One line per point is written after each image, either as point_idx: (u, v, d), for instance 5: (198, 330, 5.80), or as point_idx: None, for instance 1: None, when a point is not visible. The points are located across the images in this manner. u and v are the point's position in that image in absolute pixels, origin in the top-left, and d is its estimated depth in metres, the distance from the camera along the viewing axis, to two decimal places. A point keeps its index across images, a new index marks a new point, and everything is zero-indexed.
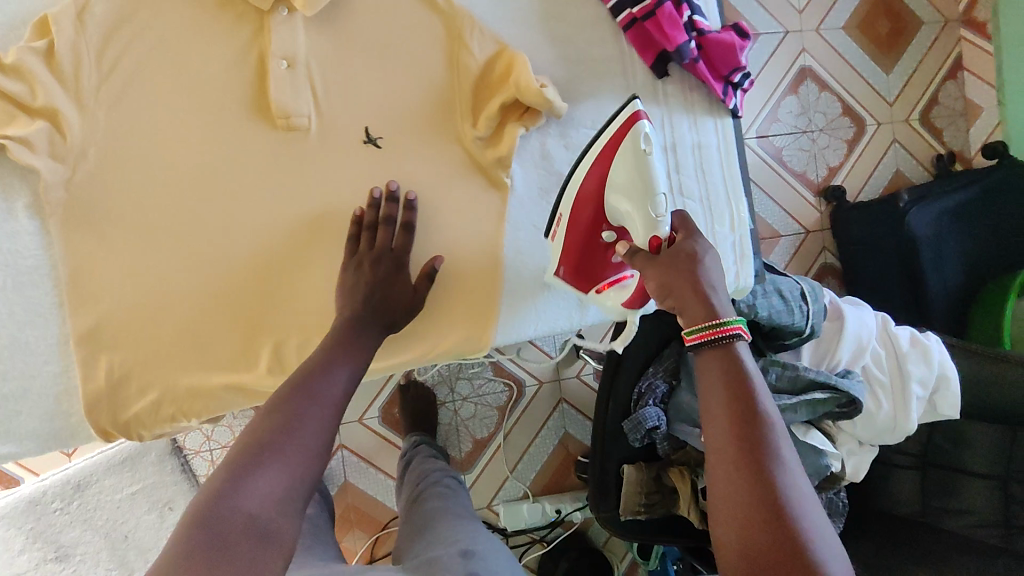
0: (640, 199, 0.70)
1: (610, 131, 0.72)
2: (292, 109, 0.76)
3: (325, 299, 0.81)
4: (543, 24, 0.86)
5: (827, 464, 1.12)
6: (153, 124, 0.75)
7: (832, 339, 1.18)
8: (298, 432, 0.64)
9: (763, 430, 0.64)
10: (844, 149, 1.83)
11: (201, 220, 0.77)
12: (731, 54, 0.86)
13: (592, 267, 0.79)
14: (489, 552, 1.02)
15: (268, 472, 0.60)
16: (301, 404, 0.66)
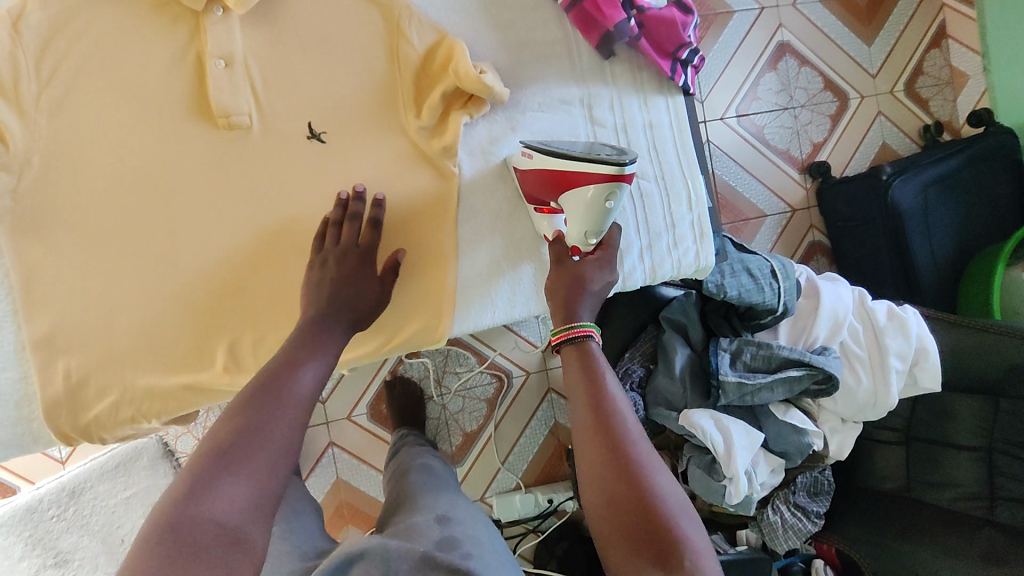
0: (581, 223, 0.75)
1: (594, 164, 0.71)
2: (232, 108, 0.77)
3: (277, 296, 0.79)
4: (484, 11, 0.86)
5: (810, 443, 1.11)
6: (95, 130, 0.75)
7: (809, 316, 1.16)
8: (269, 433, 0.61)
9: (620, 418, 0.67)
10: (828, 124, 1.81)
11: (148, 222, 0.77)
12: (674, 32, 0.85)
13: (539, 197, 0.81)
14: (465, 517, 1.06)
15: (235, 475, 0.57)
16: (271, 405, 0.63)
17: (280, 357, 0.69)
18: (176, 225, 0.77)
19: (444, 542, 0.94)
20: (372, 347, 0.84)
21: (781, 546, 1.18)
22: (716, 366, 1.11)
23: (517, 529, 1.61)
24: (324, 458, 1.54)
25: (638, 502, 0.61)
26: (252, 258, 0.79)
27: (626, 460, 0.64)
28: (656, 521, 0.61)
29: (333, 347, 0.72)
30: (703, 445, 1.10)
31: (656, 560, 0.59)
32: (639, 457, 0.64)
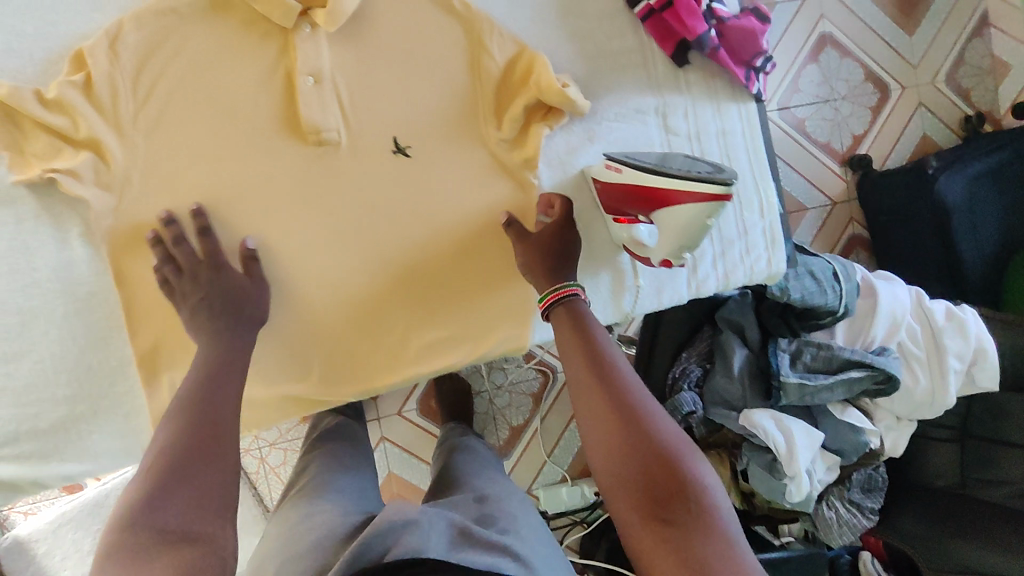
0: (675, 240, 0.74)
1: (693, 185, 0.69)
2: (322, 124, 0.78)
3: (369, 308, 0.83)
4: (561, 22, 0.86)
5: (866, 441, 1.13)
6: (189, 148, 0.76)
7: (866, 317, 1.17)
8: (212, 445, 0.66)
9: (614, 369, 0.72)
10: (869, 116, 1.80)
11: (243, 239, 0.79)
12: (752, 40, 0.84)
13: (622, 206, 0.80)
14: (501, 493, 1.08)
15: (189, 485, 0.62)
16: (203, 422, 0.67)
17: (194, 371, 0.72)
18: (271, 242, 0.79)
19: (481, 519, 0.99)
20: (462, 357, 0.85)
21: (835, 540, 1.21)
22: (776, 367, 1.12)
23: (565, 521, 1.64)
24: (376, 453, 1.58)
25: (640, 443, 0.66)
26: (345, 272, 0.82)
27: (618, 401, 0.69)
28: (660, 454, 0.65)
29: (242, 352, 0.75)
30: (764, 445, 1.12)
31: (658, 496, 0.63)
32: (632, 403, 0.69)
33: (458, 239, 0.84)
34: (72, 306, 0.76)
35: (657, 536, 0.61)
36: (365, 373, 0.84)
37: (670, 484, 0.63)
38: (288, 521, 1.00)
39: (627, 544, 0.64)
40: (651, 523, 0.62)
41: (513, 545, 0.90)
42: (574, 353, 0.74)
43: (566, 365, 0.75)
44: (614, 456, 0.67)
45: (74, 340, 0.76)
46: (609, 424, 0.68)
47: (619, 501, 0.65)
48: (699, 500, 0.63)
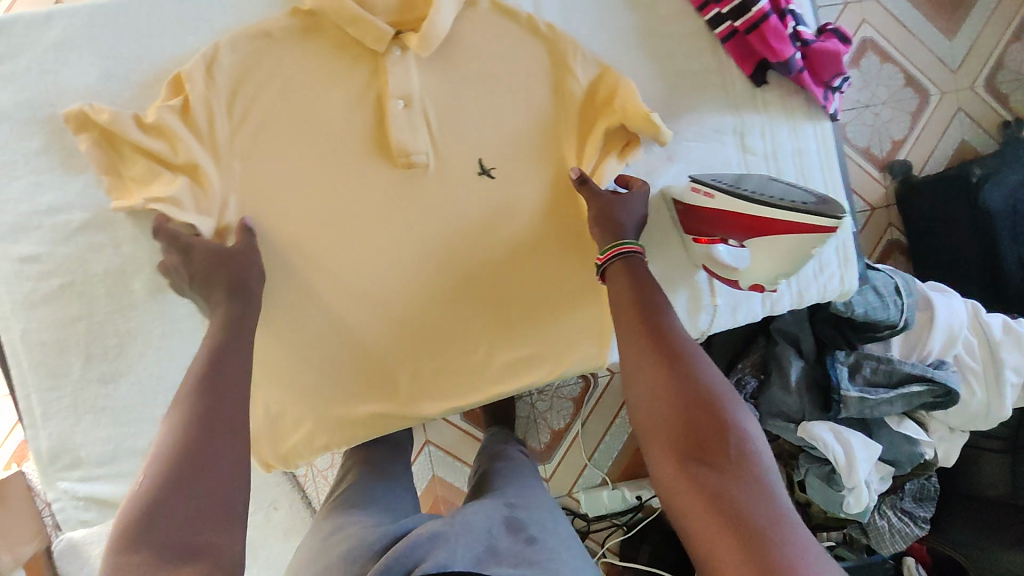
0: (774, 267, 0.77)
1: (798, 217, 0.71)
2: (411, 147, 0.78)
3: (451, 325, 0.84)
4: (642, 42, 0.87)
5: (921, 453, 1.15)
6: (281, 171, 0.76)
7: (922, 330, 1.18)
8: (222, 444, 0.59)
9: (667, 322, 0.70)
10: (910, 121, 1.76)
11: (334, 262, 0.79)
12: (835, 62, 0.85)
13: (707, 227, 0.80)
14: (532, 503, 0.99)
15: (194, 493, 0.55)
16: (214, 410, 0.61)
17: (198, 367, 0.65)
18: (358, 264, 0.80)
19: (510, 526, 0.90)
20: (541, 376, 0.85)
21: (886, 549, 1.23)
22: (836, 381, 1.14)
23: (606, 525, 1.66)
24: (420, 456, 1.59)
25: (685, 392, 0.64)
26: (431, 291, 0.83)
27: (666, 352, 0.68)
28: (701, 396, 0.63)
29: (246, 350, 0.69)
30: (823, 457, 1.14)
31: (700, 444, 0.60)
32: (681, 354, 0.67)
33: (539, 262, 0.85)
34: (170, 327, 0.77)
35: (690, 473, 0.59)
36: (444, 393, 0.84)
37: (709, 425, 0.61)
38: (324, 535, 0.93)
39: (658, 485, 0.62)
40: (685, 462, 0.60)
41: (540, 558, 0.82)
42: (625, 304, 0.73)
43: (617, 317, 0.74)
44: (656, 400, 0.65)
45: (172, 360, 0.77)
46: (655, 372, 0.67)
47: (654, 442, 0.64)
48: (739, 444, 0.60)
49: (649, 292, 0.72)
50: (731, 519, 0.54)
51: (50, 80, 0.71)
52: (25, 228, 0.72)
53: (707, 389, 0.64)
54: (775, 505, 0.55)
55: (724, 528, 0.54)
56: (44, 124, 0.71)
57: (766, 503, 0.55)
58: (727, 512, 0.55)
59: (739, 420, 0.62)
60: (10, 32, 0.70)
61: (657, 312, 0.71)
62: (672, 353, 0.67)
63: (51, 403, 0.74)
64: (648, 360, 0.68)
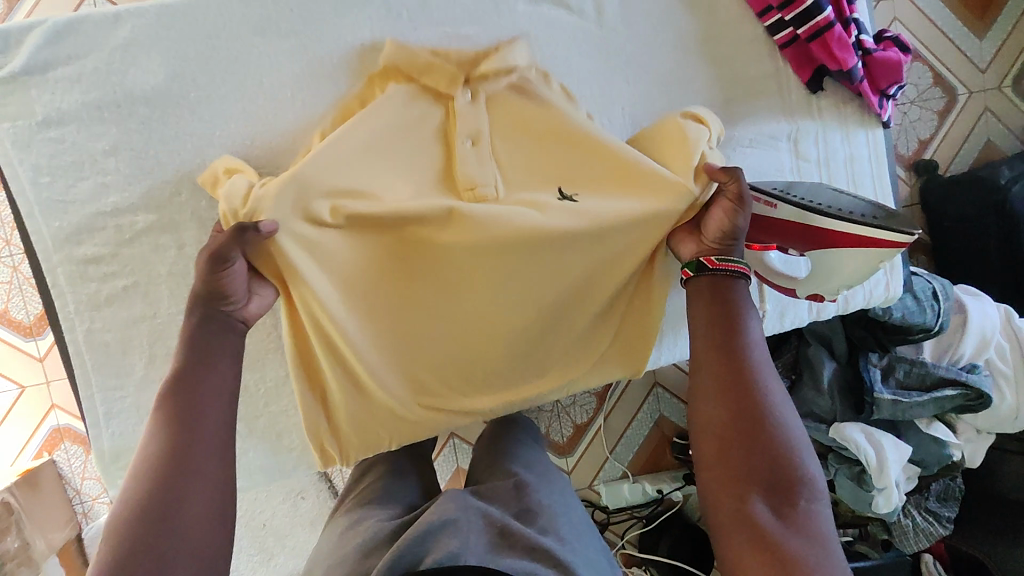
0: (835, 277, 0.79)
1: (870, 233, 0.72)
2: (478, 179, 0.73)
3: (515, 336, 0.78)
4: (702, 48, 0.86)
5: (949, 454, 1.16)
6: (340, 183, 0.69)
7: (956, 333, 1.18)
8: (195, 488, 0.57)
9: (747, 347, 0.67)
10: (936, 120, 1.72)
11: (400, 268, 0.75)
12: (896, 72, 0.85)
13: (766, 234, 0.78)
14: (549, 477, 0.90)
15: (168, 546, 0.53)
16: (186, 442, 0.59)
17: (167, 389, 0.62)
18: (420, 273, 0.75)
19: (523, 513, 0.81)
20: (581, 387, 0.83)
21: (910, 548, 1.24)
22: (869, 382, 1.15)
23: (625, 517, 1.67)
24: (445, 447, 1.60)
25: (755, 431, 0.62)
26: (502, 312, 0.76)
27: (741, 383, 0.64)
28: (768, 439, 0.61)
29: (222, 359, 0.65)
30: (853, 457, 1.15)
31: (766, 488, 0.60)
32: (758, 387, 0.64)
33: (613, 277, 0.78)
34: None
35: (749, 518, 0.59)
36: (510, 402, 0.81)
37: (772, 471, 0.60)
38: (337, 530, 0.82)
39: (710, 518, 0.62)
40: (743, 504, 0.60)
41: (559, 548, 0.74)
42: (701, 322, 0.69)
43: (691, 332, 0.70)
44: (722, 432, 0.63)
45: None
46: (728, 404, 0.64)
47: (712, 477, 0.63)
48: (797, 496, 0.59)
49: (732, 309, 0.68)
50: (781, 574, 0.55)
51: (117, 81, 0.71)
52: (90, 229, 0.72)
53: (779, 429, 0.62)
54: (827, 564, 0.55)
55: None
56: (112, 124, 0.71)
57: (818, 562, 0.55)
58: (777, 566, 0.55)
59: (807, 468, 0.60)
60: (77, 31, 0.69)
61: (737, 336, 0.67)
62: (746, 385, 0.64)
63: (113, 403, 0.75)
64: (721, 388, 0.65)
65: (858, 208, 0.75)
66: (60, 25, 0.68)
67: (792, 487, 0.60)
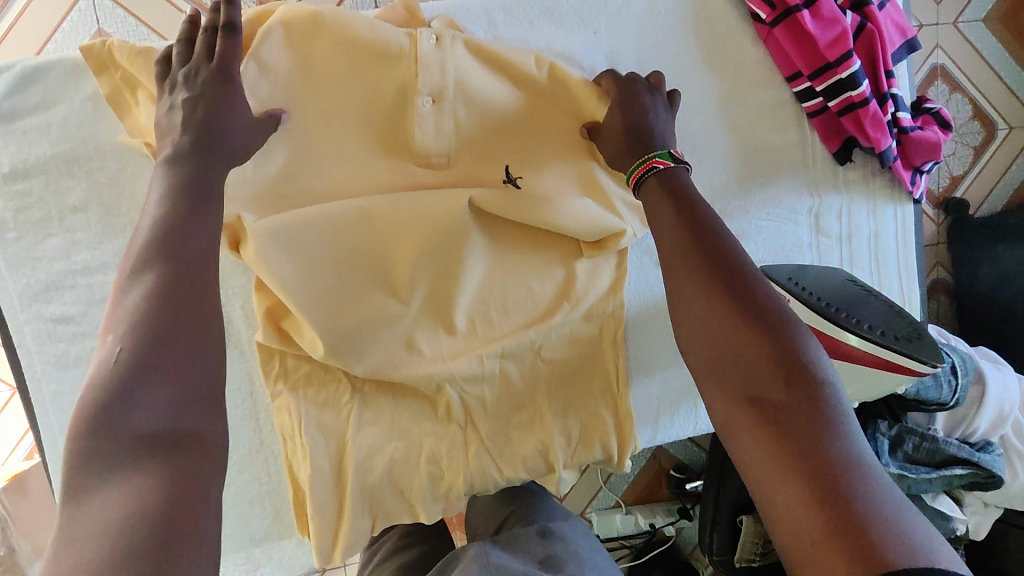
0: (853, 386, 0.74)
1: (886, 355, 0.68)
2: (432, 150, 0.72)
3: (482, 324, 0.77)
4: (722, 112, 0.79)
5: (954, 528, 1.11)
6: (310, 186, 0.71)
7: (971, 406, 1.12)
8: (188, 321, 0.47)
9: (716, 241, 0.59)
10: (971, 157, 1.55)
11: (361, 232, 0.71)
12: (932, 152, 0.78)
13: None
14: (567, 524, 0.86)
15: (163, 379, 0.44)
16: (181, 279, 0.49)
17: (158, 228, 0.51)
18: (380, 259, 0.73)
19: (547, 562, 0.76)
20: (533, 367, 0.79)
21: None
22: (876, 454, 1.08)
23: (617, 545, 1.63)
24: None
25: (734, 324, 0.54)
26: (448, 215, 0.71)
27: (714, 278, 0.56)
28: (759, 323, 0.53)
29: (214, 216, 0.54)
30: None
31: (758, 383, 0.51)
32: (732, 278, 0.56)
33: (588, 265, 0.79)
34: None
35: (751, 413, 0.51)
36: (497, 429, 0.79)
37: (769, 359, 0.51)
38: None
39: (715, 421, 0.54)
40: (744, 400, 0.51)
41: None
42: (669, 230, 0.61)
43: (661, 241, 0.62)
44: (710, 337, 0.55)
45: None
46: (700, 302, 0.56)
47: (709, 381, 0.55)
48: (804, 381, 0.50)
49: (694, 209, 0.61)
50: (797, 465, 0.46)
51: (88, 134, 0.67)
52: (58, 287, 0.68)
53: (762, 312, 0.54)
54: (845, 447, 0.47)
55: (795, 478, 0.46)
56: (82, 178, 0.67)
57: (837, 450, 0.46)
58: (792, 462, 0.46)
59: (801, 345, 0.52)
60: (46, 77, 0.65)
61: (706, 235, 0.59)
62: (727, 271, 0.56)
63: None
64: (695, 290, 0.57)
65: (880, 323, 0.70)
66: (28, 71, 0.65)
67: (798, 369, 0.50)
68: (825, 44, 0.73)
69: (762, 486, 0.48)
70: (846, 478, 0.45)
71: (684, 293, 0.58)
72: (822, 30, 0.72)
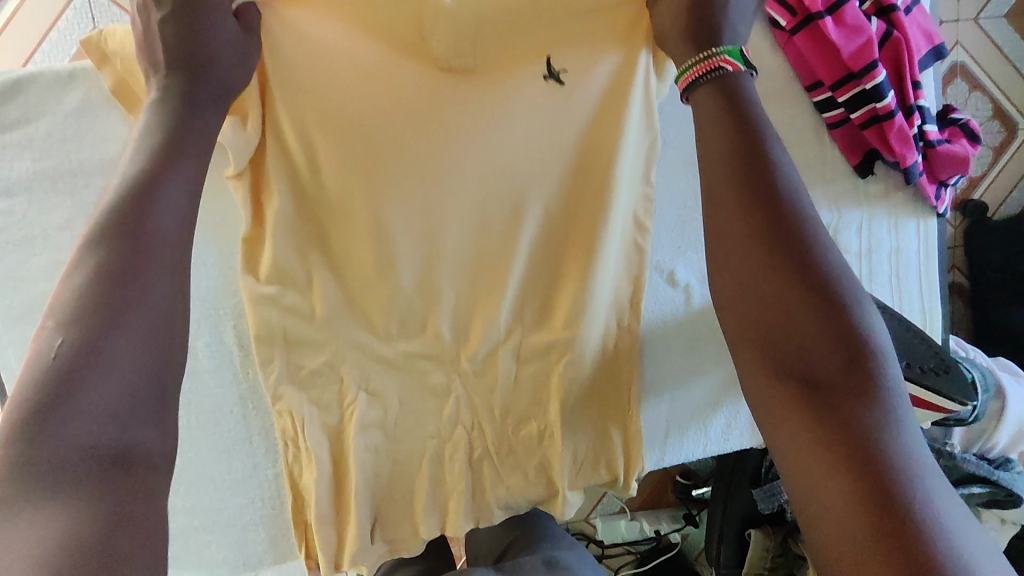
0: None
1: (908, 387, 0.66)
2: None
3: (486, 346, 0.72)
4: None
5: None
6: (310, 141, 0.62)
7: (990, 421, 1.08)
8: (140, 312, 0.45)
9: (775, 179, 0.51)
10: (991, 156, 1.48)
11: (379, 193, 0.64)
12: (960, 167, 0.75)
13: None
14: (571, 555, 0.83)
15: (104, 377, 0.42)
16: (132, 264, 0.46)
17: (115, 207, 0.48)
18: (404, 223, 0.65)
19: None
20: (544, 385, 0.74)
21: None
22: None
23: (620, 551, 1.56)
24: None
25: (789, 281, 0.48)
26: (475, 178, 0.65)
27: (771, 224, 0.49)
28: (812, 284, 0.47)
29: (183, 195, 0.51)
30: None
31: (808, 354, 0.46)
32: (791, 225, 0.49)
33: (602, 280, 0.72)
34: (197, 417, 0.73)
35: (797, 388, 0.46)
36: (504, 445, 0.76)
37: (825, 335, 0.46)
38: None
39: (749, 398, 0.49)
40: (790, 380, 0.46)
41: None
42: (718, 162, 0.52)
43: (704, 175, 0.54)
44: (758, 292, 0.49)
45: (198, 454, 0.74)
46: (751, 252, 0.49)
47: (749, 345, 0.49)
48: (861, 356, 0.45)
49: (753, 136, 0.52)
50: (849, 454, 0.42)
51: (72, 149, 0.64)
52: (45, 307, 0.66)
53: (823, 269, 0.48)
54: (900, 438, 0.42)
55: (842, 466, 0.42)
56: (68, 196, 0.65)
57: (894, 439, 0.42)
58: (842, 448, 0.42)
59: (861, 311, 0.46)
60: (29, 90, 0.62)
61: (764, 172, 0.51)
62: (784, 220, 0.49)
63: None
64: (747, 238, 0.50)
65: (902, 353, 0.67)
66: (10, 84, 0.62)
67: (856, 349, 0.45)
68: (849, 54, 0.69)
69: (801, 488, 0.44)
70: (900, 473, 0.41)
71: (729, 241, 0.51)
72: (845, 39, 0.68)
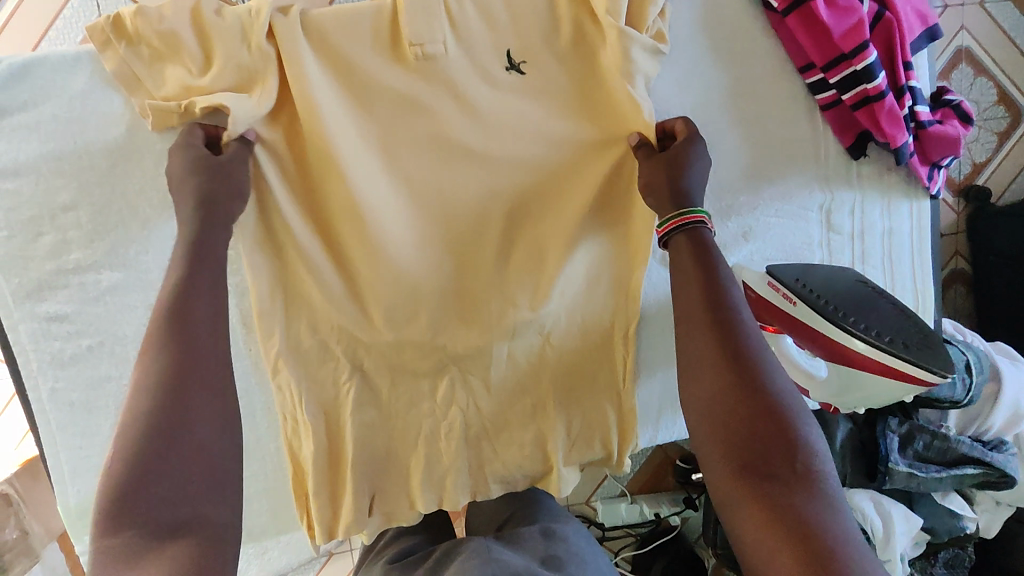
0: (860, 394, 0.72)
1: (891, 362, 0.66)
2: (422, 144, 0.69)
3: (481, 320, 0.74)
4: (731, 104, 0.75)
5: (963, 527, 1.09)
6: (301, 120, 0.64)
7: (985, 404, 1.08)
8: (199, 401, 0.54)
9: (732, 308, 0.61)
10: (997, 141, 1.46)
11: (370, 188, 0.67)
12: (953, 147, 0.75)
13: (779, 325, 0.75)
14: (569, 528, 0.85)
15: (172, 466, 0.50)
16: (186, 358, 0.54)
17: (164, 300, 0.56)
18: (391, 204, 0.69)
19: (548, 560, 0.75)
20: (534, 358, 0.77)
21: None
22: (885, 452, 1.06)
23: (621, 533, 1.62)
24: None
25: (745, 392, 0.56)
26: (468, 213, 0.72)
27: (729, 347, 0.59)
28: (763, 395, 0.56)
29: (222, 286, 0.60)
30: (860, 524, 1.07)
31: (762, 453, 0.54)
32: (747, 347, 0.59)
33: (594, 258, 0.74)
34: None
35: (751, 482, 0.53)
36: (498, 419, 0.77)
37: (774, 438, 0.54)
38: None
39: (713, 487, 0.56)
40: (748, 468, 0.54)
41: None
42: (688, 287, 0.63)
43: (677, 299, 0.64)
44: (718, 401, 0.58)
45: None
46: (715, 367, 0.59)
47: (714, 446, 0.57)
48: (804, 458, 0.53)
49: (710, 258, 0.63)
50: (796, 539, 0.49)
51: (77, 131, 0.65)
52: (52, 285, 0.68)
53: (772, 384, 0.57)
54: (838, 520, 0.50)
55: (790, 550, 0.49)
56: (72, 176, 0.66)
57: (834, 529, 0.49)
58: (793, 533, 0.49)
59: (802, 420, 0.55)
60: (35, 75, 0.64)
61: (724, 304, 0.61)
62: (740, 344, 0.59)
63: (79, 461, 0.73)
64: (712, 354, 0.59)
65: (885, 329, 0.68)
66: (16, 69, 0.63)
67: (798, 451, 0.54)
68: (839, 35, 0.69)
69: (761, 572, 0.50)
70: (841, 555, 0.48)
71: (695, 360, 0.60)
72: (836, 19, 0.69)
